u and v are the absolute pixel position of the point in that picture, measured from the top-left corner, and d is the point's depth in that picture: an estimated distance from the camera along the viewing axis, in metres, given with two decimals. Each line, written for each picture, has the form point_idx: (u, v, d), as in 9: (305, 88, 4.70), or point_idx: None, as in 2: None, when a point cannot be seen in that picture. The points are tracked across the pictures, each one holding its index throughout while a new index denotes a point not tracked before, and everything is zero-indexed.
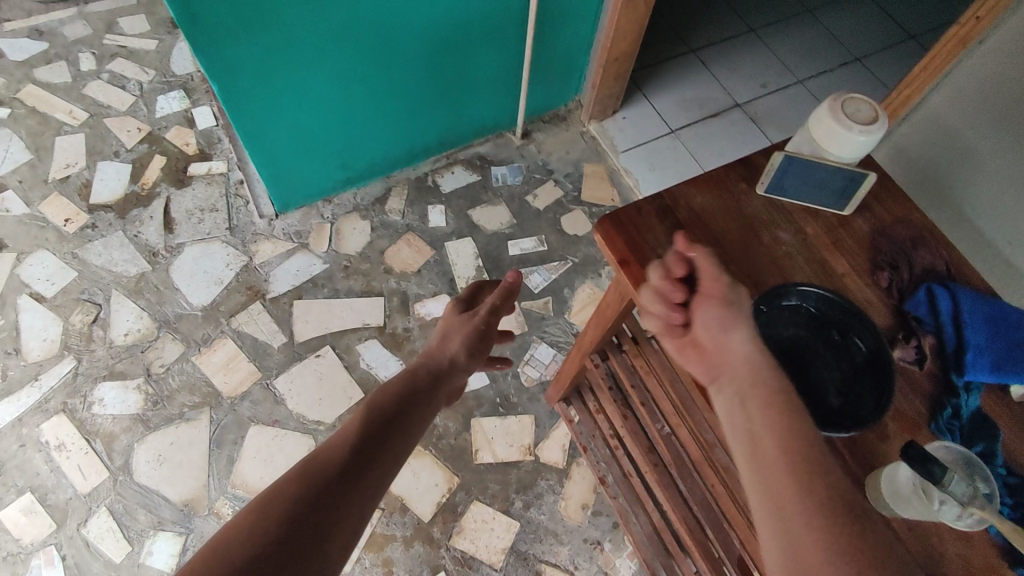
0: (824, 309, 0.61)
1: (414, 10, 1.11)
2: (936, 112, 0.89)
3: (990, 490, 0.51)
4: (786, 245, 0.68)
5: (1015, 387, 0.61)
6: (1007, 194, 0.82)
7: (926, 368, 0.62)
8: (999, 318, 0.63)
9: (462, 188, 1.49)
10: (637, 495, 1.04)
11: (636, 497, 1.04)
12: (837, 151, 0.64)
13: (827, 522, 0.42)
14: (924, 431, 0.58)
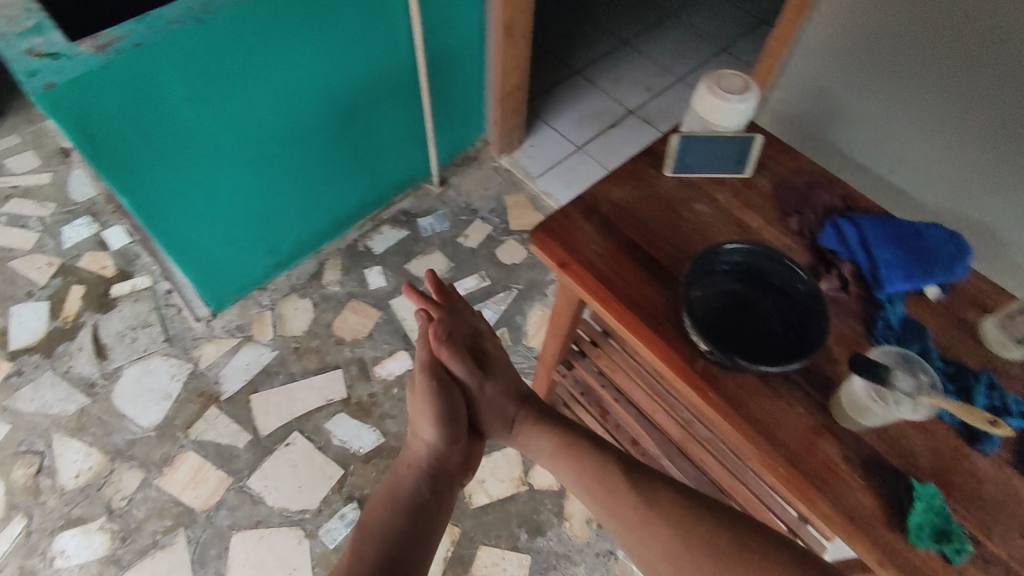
0: (754, 260, 0.65)
1: (300, 85, 1.12)
2: (796, 77, 0.95)
3: (931, 377, 0.56)
4: (703, 215, 0.73)
5: (929, 289, 0.68)
6: (889, 136, 0.87)
7: (852, 291, 0.68)
8: (899, 233, 0.70)
9: (393, 246, 1.51)
10: None
11: None
12: (725, 122, 0.71)
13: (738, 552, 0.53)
14: (865, 347, 0.64)
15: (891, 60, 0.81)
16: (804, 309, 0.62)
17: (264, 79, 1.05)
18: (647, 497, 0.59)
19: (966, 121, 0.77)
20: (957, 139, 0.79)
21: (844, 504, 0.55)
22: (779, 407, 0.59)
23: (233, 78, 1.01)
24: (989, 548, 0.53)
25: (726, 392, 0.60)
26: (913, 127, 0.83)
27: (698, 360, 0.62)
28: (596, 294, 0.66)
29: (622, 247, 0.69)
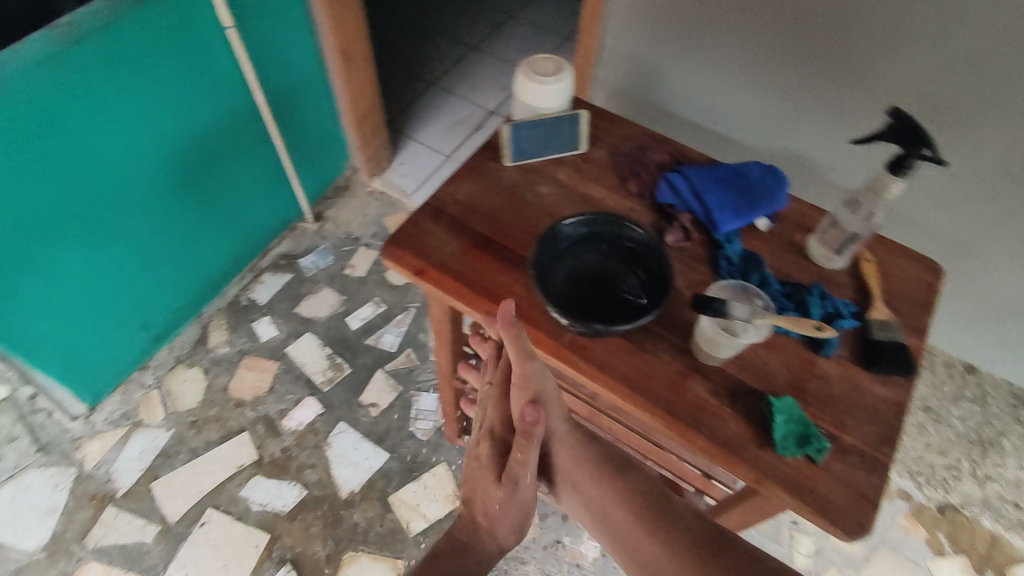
0: (596, 230, 0.68)
1: (118, 144, 1.03)
2: (611, 50, 0.96)
3: (763, 302, 0.61)
4: (549, 196, 0.75)
5: (759, 221, 0.74)
6: (708, 92, 0.91)
7: (695, 238, 0.73)
8: (723, 176, 0.75)
9: (278, 292, 1.45)
10: None
11: None
12: (546, 104, 0.75)
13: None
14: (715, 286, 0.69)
15: (693, 19, 0.84)
16: (648, 263, 0.66)
17: (72, 144, 0.95)
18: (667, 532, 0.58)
19: (770, 62, 0.82)
20: (765, 79, 0.84)
21: (719, 434, 0.60)
22: (646, 361, 0.63)
23: (29, 149, 0.90)
24: (845, 440, 0.60)
25: (595, 358, 0.63)
26: (727, 77, 0.88)
27: (566, 334, 0.64)
28: (458, 294, 0.67)
29: (475, 243, 0.70)
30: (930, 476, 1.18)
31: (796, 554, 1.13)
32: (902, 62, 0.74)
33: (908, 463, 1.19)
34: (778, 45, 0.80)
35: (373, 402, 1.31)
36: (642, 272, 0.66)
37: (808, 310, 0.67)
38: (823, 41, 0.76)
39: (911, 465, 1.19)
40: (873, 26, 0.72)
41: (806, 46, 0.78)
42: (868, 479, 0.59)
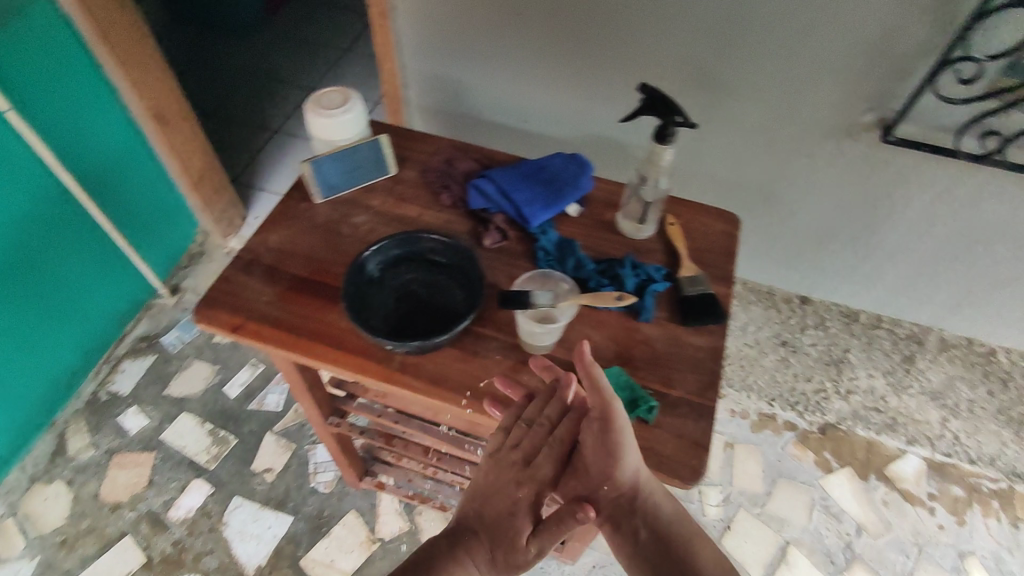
0: (404, 249, 0.69)
1: None
2: (414, 73, 0.98)
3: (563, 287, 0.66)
4: (364, 224, 0.77)
5: (570, 208, 0.78)
6: (509, 91, 0.95)
7: (512, 236, 0.76)
8: (528, 172, 0.79)
9: (142, 378, 1.35)
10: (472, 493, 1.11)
11: None
12: (342, 135, 0.75)
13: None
14: None
15: (473, 31, 0.88)
16: (460, 271, 0.69)
17: None
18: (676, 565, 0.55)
19: (552, 58, 0.87)
20: (554, 75, 0.90)
21: None
22: (477, 364, 0.66)
23: None
24: (673, 395, 0.65)
25: (427, 373, 0.65)
26: (521, 79, 0.93)
27: (395, 357, 0.65)
28: (281, 342, 0.66)
29: (292, 287, 0.70)
30: (802, 403, 1.29)
31: (706, 507, 1.19)
32: (655, 38, 0.80)
33: (786, 396, 1.29)
34: (552, 42, 0.85)
35: (267, 467, 1.24)
36: (456, 280, 0.69)
37: (621, 282, 0.71)
38: (584, 29, 0.82)
39: (789, 397, 1.29)
40: (620, 11, 0.78)
41: (574, 34, 0.83)
42: (696, 427, 0.63)
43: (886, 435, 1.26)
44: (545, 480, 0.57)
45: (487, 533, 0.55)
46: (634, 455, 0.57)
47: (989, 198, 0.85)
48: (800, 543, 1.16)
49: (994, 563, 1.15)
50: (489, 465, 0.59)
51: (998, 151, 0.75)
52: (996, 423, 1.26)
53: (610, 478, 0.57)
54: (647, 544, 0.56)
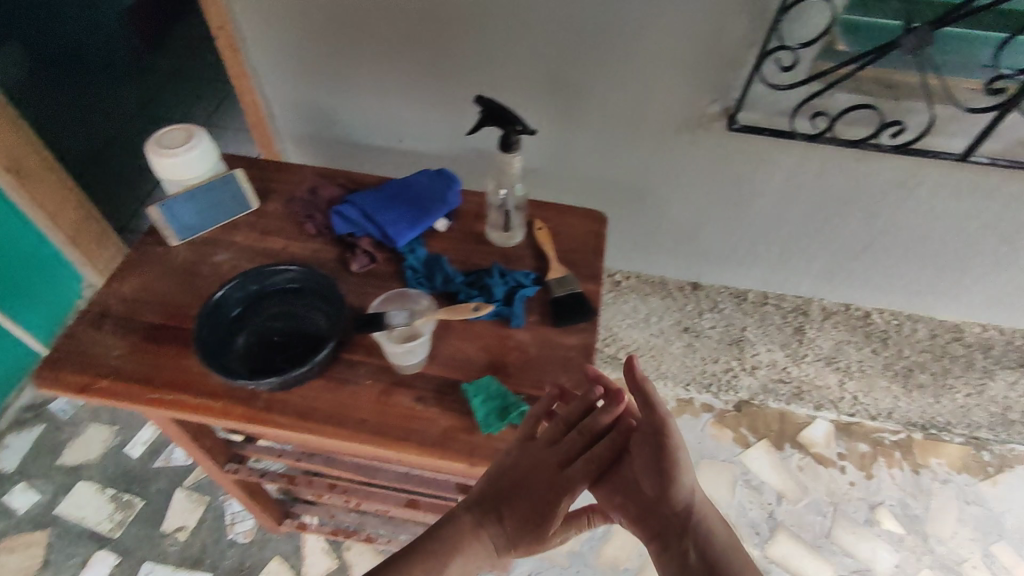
0: (261, 286, 0.68)
1: None
2: (276, 105, 0.97)
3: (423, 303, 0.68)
4: (226, 262, 0.74)
5: (438, 223, 0.80)
6: (378, 114, 0.95)
7: (381, 258, 0.77)
8: (391, 192, 0.80)
9: (31, 450, 1.25)
10: (396, 519, 1.09)
11: (397, 521, 1.10)
12: (190, 174, 0.72)
13: None
14: None
15: (325, 58, 0.88)
16: (319, 299, 0.68)
17: None
18: None
19: (409, 78, 0.88)
20: (414, 94, 0.91)
21: (429, 434, 0.63)
22: (348, 392, 0.66)
23: None
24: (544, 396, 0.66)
25: (295, 408, 0.64)
26: (383, 101, 0.93)
27: (260, 396, 0.64)
28: (135, 396, 0.62)
29: (147, 336, 0.67)
30: (712, 385, 1.34)
31: None
32: (501, 49, 0.82)
33: (698, 379, 1.34)
34: (405, 62, 0.86)
35: (179, 525, 1.18)
36: (316, 309, 0.68)
37: (489, 291, 0.72)
38: (433, 46, 0.83)
39: (703, 380, 1.34)
40: (463, 26, 0.80)
41: (428, 52, 0.84)
42: None
43: (794, 403, 1.33)
44: (583, 482, 0.57)
45: (514, 517, 0.57)
46: (687, 476, 0.55)
47: (835, 173, 0.90)
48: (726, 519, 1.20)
49: (903, 510, 1.25)
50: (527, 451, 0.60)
51: (829, 130, 0.81)
52: (885, 377, 1.34)
53: (661, 497, 0.55)
54: (694, 568, 0.52)
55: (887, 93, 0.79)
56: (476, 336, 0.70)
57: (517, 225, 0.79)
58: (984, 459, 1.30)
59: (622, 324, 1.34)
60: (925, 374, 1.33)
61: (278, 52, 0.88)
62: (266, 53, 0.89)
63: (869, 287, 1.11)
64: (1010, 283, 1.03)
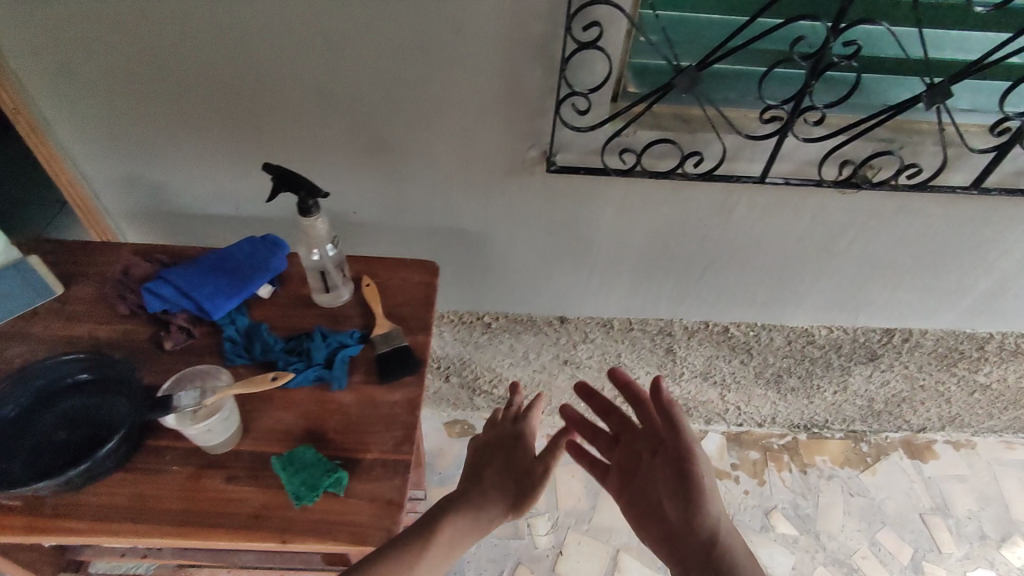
0: (45, 384, 0.67)
1: None
2: (96, 179, 0.94)
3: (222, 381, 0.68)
4: (25, 357, 0.71)
5: (262, 289, 0.78)
6: (214, 183, 0.95)
7: (200, 331, 0.75)
8: (208, 262, 0.77)
9: None
10: None
11: None
12: None
13: None
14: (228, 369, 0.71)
15: (139, 127, 0.87)
16: (110, 384, 0.67)
17: None
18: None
19: (230, 142, 0.89)
20: (239, 156, 0.91)
21: (241, 517, 0.61)
22: (149, 483, 0.62)
23: None
24: (367, 458, 0.65)
25: (87, 510, 0.60)
26: (210, 166, 0.93)
27: (49, 502, 0.60)
28: None
29: None
30: None
31: (537, 539, 1.35)
32: (315, 106, 0.84)
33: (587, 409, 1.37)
34: (223, 125, 0.87)
35: None
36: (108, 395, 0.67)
37: (310, 356, 0.72)
38: (247, 108, 0.85)
39: None
40: (273, 88, 0.82)
41: (251, 118, 0.86)
42: (392, 485, 0.64)
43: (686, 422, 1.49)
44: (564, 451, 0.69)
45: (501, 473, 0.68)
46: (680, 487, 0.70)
47: (658, 203, 0.96)
48: (629, 547, 1.35)
49: (794, 511, 1.42)
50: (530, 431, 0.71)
51: (638, 165, 0.86)
52: (760, 386, 1.39)
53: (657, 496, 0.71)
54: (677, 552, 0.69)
55: (681, 127, 0.85)
56: (298, 404, 0.69)
57: (341, 284, 0.79)
58: (862, 451, 1.52)
59: (501, 367, 1.35)
60: (794, 379, 1.37)
61: (86, 126, 0.87)
62: (72, 127, 0.87)
63: (720, 304, 1.18)
64: (836, 286, 1.13)
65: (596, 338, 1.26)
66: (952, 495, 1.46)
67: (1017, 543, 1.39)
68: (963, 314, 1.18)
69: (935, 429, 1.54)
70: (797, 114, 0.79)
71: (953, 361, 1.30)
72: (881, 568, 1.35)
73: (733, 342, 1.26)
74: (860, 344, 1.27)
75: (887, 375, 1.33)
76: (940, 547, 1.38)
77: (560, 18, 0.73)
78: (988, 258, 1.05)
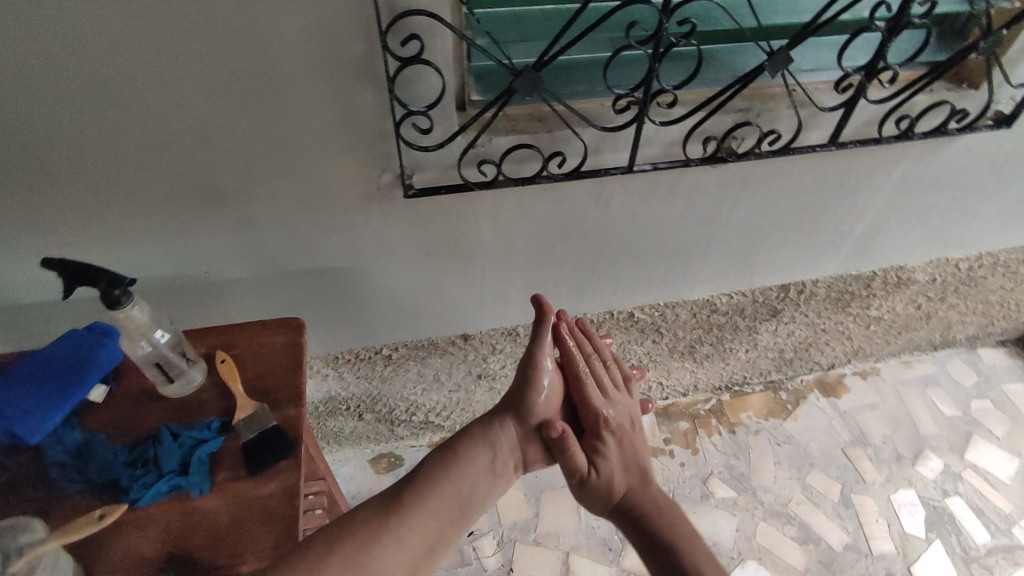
0: None
1: None
2: None
3: (39, 530, 0.61)
4: None
5: (93, 392, 0.69)
6: (24, 273, 0.82)
7: (22, 460, 0.66)
8: (17, 374, 0.66)
9: None
10: None
11: None
12: None
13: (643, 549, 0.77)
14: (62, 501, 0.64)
15: None
16: None
17: None
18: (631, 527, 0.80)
19: (29, 224, 0.76)
20: (45, 237, 0.78)
21: None
22: None
23: None
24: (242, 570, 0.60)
25: None
26: (13, 255, 0.79)
27: None
28: None
29: None
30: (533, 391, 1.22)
31: (484, 561, 1.30)
32: (123, 168, 0.73)
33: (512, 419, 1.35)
34: (14, 207, 0.74)
35: None
36: None
37: (158, 466, 0.64)
38: (38, 184, 0.72)
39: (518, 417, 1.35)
40: (63, 156, 0.70)
41: (44, 195, 0.73)
42: None
43: None
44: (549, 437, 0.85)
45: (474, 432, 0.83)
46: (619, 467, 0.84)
47: (534, 207, 0.91)
48: (579, 547, 1.33)
49: (729, 472, 1.45)
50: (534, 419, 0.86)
51: (499, 175, 0.81)
52: (677, 359, 1.40)
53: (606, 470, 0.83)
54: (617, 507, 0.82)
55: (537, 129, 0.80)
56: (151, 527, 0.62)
57: (188, 368, 0.70)
58: (782, 399, 1.57)
59: (415, 395, 1.29)
60: (707, 347, 1.38)
61: None
62: None
63: (620, 292, 1.16)
64: (727, 254, 1.13)
65: (505, 347, 1.21)
66: (867, 424, 1.53)
67: (928, 457, 1.48)
68: (847, 259, 1.22)
69: (844, 364, 1.61)
70: (650, 98, 0.76)
71: (847, 302, 1.35)
72: (816, 510, 1.40)
73: (641, 324, 1.25)
74: (760, 303, 1.29)
75: (790, 326, 1.37)
76: (864, 477, 1.45)
77: (376, 36, 0.66)
78: (858, 204, 1.08)
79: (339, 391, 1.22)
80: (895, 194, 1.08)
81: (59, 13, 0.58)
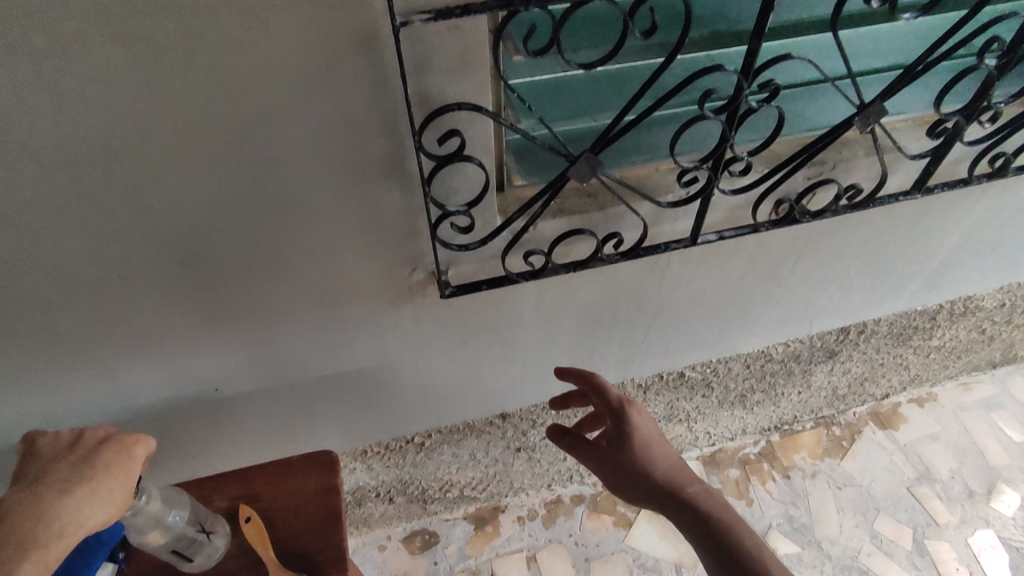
0: None
1: None
2: None
3: None
4: None
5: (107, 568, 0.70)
6: (25, 406, 0.73)
7: None
8: None
9: None
10: None
11: None
12: None
13: (708, 549, 0.70)
14: None
15: None
16: None
17: None
18: (684, 527, 0.71)
19: (25, 359, 0.66)
20: (44, 371, 0.69)
21: None
22: None
23: None
24: None
25: None
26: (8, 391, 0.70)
27: None
28: None
29: None
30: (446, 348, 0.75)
31: None
32: (118, 296, 0.62)
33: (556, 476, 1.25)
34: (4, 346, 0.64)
35: None
36: None
37: None
38: (29, 321, 0.62)
39: None
40: (53, 293, 0.60)
41: (34, 331, 0.63)
42: None
43: None
44: (577, 444, 0.74)
45: (103, 473, 0.59)
46: (655, 461, 0.72)
47: (583, 285, 0.80)
48: None
49: (790, 524, 1.34)
50: (555, 427, 0.75)
51: (550, 263, 0.68)
52: (726, 409, 1.28)
53: (644, 472, 0.71)
54: (658, 507, 0.72)
55: (587, 210, 0.69)
56: None
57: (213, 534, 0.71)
58: (836, 436, 1.45)
59: (448, 473, 1.17)
60: (759, 393, 1.27)
61: None
62: None
63: (670, 353, 1.05)
64: (787, 305, 1.02)
65: (545, 420, 1.11)
66: (931, 458, 1.42)
67: (1002, 492, 1.38)
68: (913, 295, 1.13)
69: (898, 392, 1.49)
70: (721, 168, 0.64)
71: (908, 335, 1.25)
72: (888, 561, 1.30)
73: (691, 382, 1.15)
74: (817, 347, 1.19)
75: (847, 365, 1.26)
76: (936, 519, 1.35)
77: (407, 134, 0.55)
78: (931, 243, 0.97)
79: (368, 480, 1.12)
80: (972, 229, 0.97)
81: (34, 146, 0.48)
